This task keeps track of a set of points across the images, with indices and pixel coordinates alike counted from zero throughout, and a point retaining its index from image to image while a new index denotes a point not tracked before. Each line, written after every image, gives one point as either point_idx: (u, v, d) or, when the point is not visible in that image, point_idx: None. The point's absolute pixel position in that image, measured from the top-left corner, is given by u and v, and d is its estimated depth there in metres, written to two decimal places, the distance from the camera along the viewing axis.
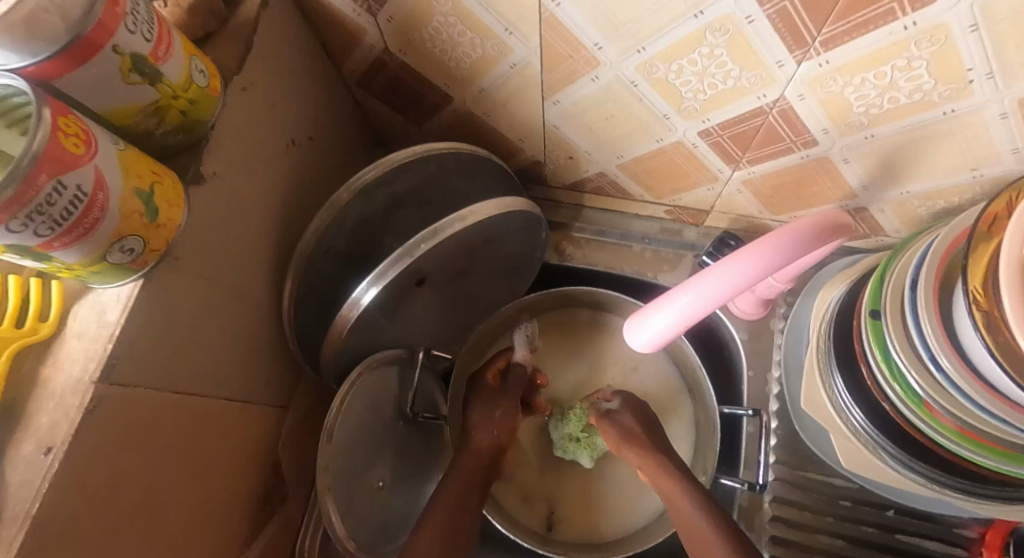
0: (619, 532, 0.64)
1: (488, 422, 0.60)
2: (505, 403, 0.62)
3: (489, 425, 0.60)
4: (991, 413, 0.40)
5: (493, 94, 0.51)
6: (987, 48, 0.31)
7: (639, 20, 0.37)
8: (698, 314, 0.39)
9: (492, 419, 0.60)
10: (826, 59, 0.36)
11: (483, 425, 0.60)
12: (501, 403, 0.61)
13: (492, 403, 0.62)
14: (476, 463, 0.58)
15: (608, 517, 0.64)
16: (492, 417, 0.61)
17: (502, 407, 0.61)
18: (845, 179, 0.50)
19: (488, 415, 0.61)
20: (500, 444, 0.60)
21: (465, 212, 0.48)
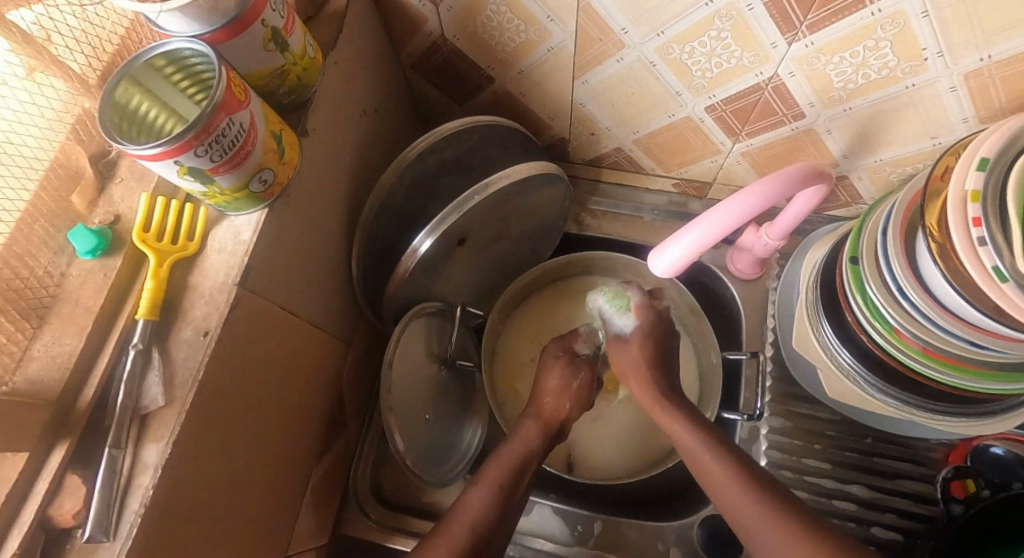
0: (634, 466, 0.71)
1: (563, 390, 0.61)
2: (586, 373, 0.62)
3: (565, 392, 0.61)
4: (951, 335, 0.47)
5: (531, 75, 0.61)
6: (935, 30, 0.40)
7: (659, 8, 0.46)
8: (708, 242, 0.48)
9: (569, 389, 0.61)
10: (811, 41, 0.45)
11: (559, 389, 0.61)
12: (582, 375, 0.62)
13: (573, 370, 0.62)
14: (544, 428, 0.59)
15: (624, 453, 0.72)
16: (566, 386, 0.61)
17: (581, 379, 0.62)
18: (829, 149, 0.59)
19: (566, 384, 0.61)
20: (569, 415, 0.61)
21: (509, 171, 0.56)
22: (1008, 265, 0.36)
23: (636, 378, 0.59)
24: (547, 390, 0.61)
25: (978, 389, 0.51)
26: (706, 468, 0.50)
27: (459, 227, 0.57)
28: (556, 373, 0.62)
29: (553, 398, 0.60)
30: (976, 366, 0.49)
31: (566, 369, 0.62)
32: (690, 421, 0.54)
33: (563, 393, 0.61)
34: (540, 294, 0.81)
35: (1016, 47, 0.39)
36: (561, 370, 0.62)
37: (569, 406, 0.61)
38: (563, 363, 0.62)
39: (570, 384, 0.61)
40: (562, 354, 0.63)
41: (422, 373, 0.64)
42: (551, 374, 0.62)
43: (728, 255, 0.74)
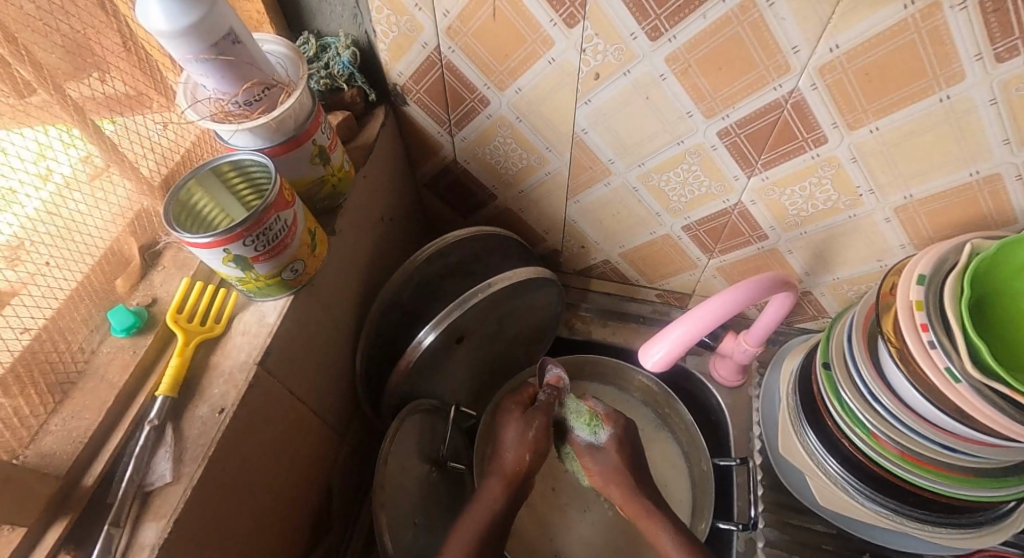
0: None
1: (521, 442, 0.60)
2: (541, 420, 0.61)
3: (524, 445, 0.60)
4: (926, 438, 0.49)
5: (529, 195, 0.69)
6: (865, 172, 0.50)
7: (640, 144, 0.56)
8: (690, 340, 0.52)
9: (527, 438, 0.60)
10: (766, 175, 0.54)
11: (517, 441, 0.60)
12: (536, 423, 0.60)
13: (527, 420, 0.61)
14: (507, 485, 0.58)
15: None
16: (517, 436, 0.60)
17: (537, 426, 0.60)
18: (793, 267, 0.66)
19: (522, 434, 0.60)
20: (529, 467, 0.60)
21: (513, 272, 0.61)
22: (957, 366, 0.42)
23: (617, 485, 0.59)
24: (506, 444, 0.61)
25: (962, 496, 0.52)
26: None
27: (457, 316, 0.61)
28: (512, 426, 0.61)
29: (509, 452, 0.60)
30: (953, 470, 0.51)
31: (520, 420, 0.61)
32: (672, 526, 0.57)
33: (517, 440, 0.60)
34: None
35: (932, 188, 0.49)
36: (513, 425, 0.61)
37: (529, 458, 0.59)
38: (517, 414, 0.62)
39: (526, 434, 0.60)
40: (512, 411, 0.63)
41: (413, 471, 0.63)
42: (507, 431, 0.61)
43: (710, 361, 0.78)
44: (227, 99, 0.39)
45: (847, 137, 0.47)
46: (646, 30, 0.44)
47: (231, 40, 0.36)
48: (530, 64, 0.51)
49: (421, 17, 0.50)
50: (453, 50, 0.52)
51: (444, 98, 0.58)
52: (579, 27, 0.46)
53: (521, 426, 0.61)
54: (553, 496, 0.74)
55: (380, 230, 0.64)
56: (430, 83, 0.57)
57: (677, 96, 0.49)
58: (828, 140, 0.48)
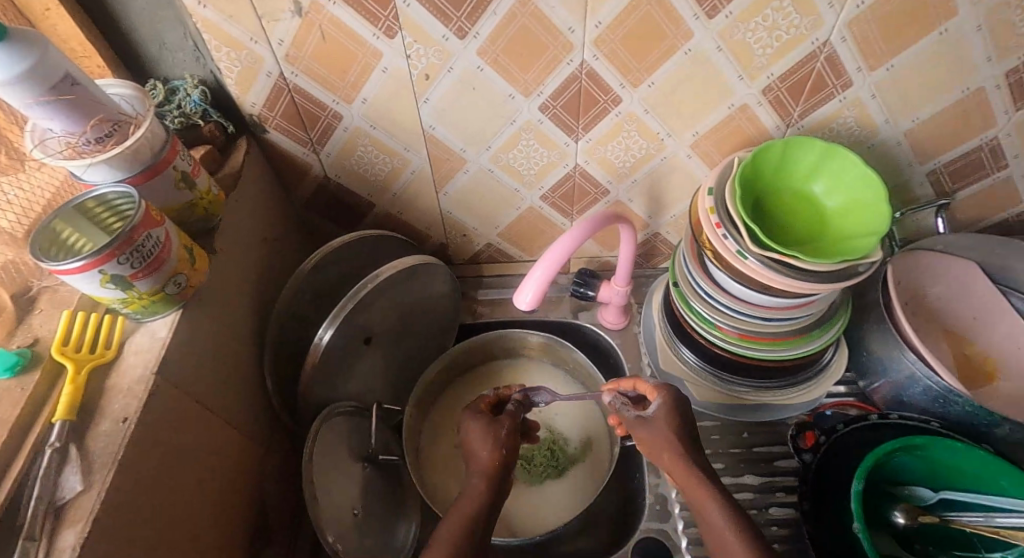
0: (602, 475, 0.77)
1: (492, 440, 0.59)
2: (507, 422, 0.62)
3: (497, 442, 0.59)
4: (750, 315, 0.62)
5: (402, 197, 0.75)
6: (658, 120, 0.63)
7: (481, 130, 0.65)
8: (552, 274, 0.57)
9: (493, 437, 0.60)
10: (588, 137, 0.66)
11: (490, 441, 0.60)
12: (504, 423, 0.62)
13: (494, 422, 0.62)
14: (490, 479, 0.56)
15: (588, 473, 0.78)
16: (482, 436, 0.60)
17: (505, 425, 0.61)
18: (637, 213, 0.78)
19: (493, 434, 0.60)
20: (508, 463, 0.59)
21: (397, 262, 0.68)
22: (744, 247, 0.54)
23: (669, 453, 0.54)
24: (477, 449, 0.60)
25: (790, 356, 0.66)
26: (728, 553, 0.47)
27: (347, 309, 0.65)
28: (478, 432, 0.61)
29: (483, 450, 0.59)
30: (778, 337, 0.64)
31: (486, 425, 0.61)
32: (723, 500, 0.50)
33: (491, 438, 0.60)
34: (456, 382, 0.89)
35: (709, 124, 0.64)
36: (483, 426, 0.61)
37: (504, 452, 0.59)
38: (483, 420, 0.62)
39: (498, 433, 0.60)
40: (480, 416, 0.63)
41: (346, 468, 0.67)
42: (474, 436, 0.61)
43: (597, 312, 0.88)
44: (77, 138, 0.43)
45: (635, 94, 0.60)
46: (453, 31, 0.53)
47: (69, 83, 0.40)
48: (367, 76, 0.58)
49: (258, 49, 0.55)
50: (297, 75, 0.58)
51: (300, 121, 0.63)
52: (398, 36, 0.54)
53: (489, 425, 0.61)
54: None
55: (264, 251, 0.67)
56: (283, 108, 0.62)
57: (498, 82, 0.59)
58: (622, 99, 0.61)
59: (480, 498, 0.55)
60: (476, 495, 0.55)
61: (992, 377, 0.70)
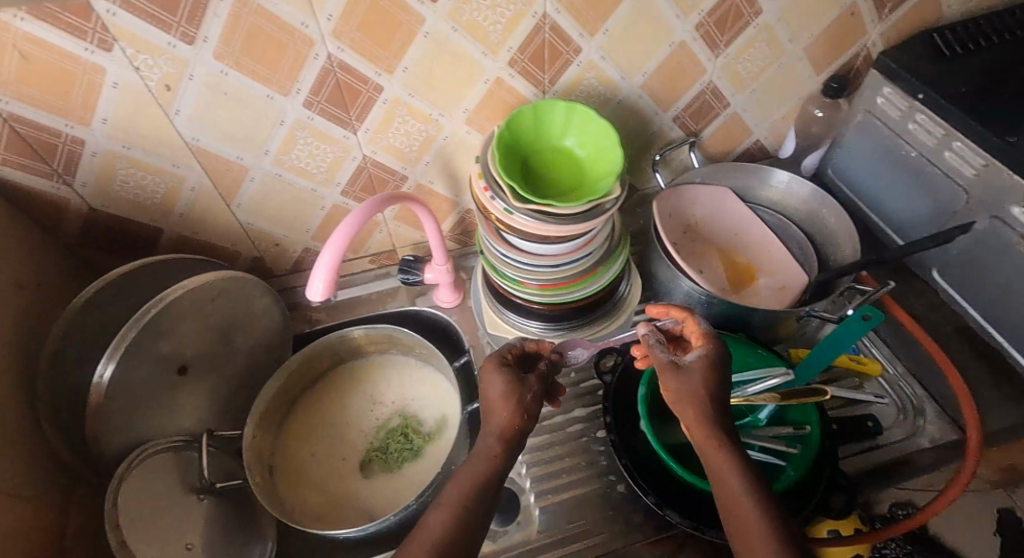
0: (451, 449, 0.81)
1: (519, 403, 0.55)
2: (534, 386, 0.58)
3: (519, 406, 0.55)
4: (541, 265, 0.69)
5: (190, 217, 0.71)
6: (425, 101, 0.67)
7: (251, 134, 0.64)
8: (337, 258, 0.58)
9: (511, 405, 0.55)
10: (366, 127, 0.68)
11: (516, 402, 0.55)
12: (530, 386, 0.57)
13: (523, 384, 0.57)
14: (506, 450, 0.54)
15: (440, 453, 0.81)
16: (499, 395, 0.56)
17: (532, 389, 0.57)
18: (441, 193, 0.81)
19: (519, 397, 0.56)
20: (523, 430, 0.55)
21: (188, 281, 0.65)
22: (508, 203, 0.60)
23: (693, 404, 0.51)
24: (495, 399, 0.56)
25: (586, 294, 0.74)
26: (744, 522, 0.46)
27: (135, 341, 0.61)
28: (499, 380, 0.57)
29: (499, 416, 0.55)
30: (571, 279, 0.72)
31: (511, 386, 0.56)
32: (740, 463, 0.49)
33: (514, 399, 0.56)
34: (308, 393, 0.89)
35: (474, 99, 0.69)
36: (507, 379, 0.57)
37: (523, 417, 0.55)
38: (510, 376, 0.57)
39: (523, 397, 0.56)
40: (505, 368, 0.58)
41: (175, 508, 0.63)
42: (495, 385, 0.57)
43: (433, 294, 0.91)
44: None
45: (393, 80, 0.63)
46: (178, 37, 0.52)
47: None
48: (97, 93, 0.54)
49: None
50: (9, 102, 0.53)
51: (33, 151, 0.58)
52: (116, 47, 0.51)
53: (513, 389, 0.56)
54: (348, 465, 0.83)
55: (22, 298, 0.61)
56: (6, 139, 0.56)
57: (250, 85, 0.58)
58: (382, 86, 0.64)
59: (488, 465, 0.53)
60: (491, 458, 0.53)
61: (752, 278, 0.84)
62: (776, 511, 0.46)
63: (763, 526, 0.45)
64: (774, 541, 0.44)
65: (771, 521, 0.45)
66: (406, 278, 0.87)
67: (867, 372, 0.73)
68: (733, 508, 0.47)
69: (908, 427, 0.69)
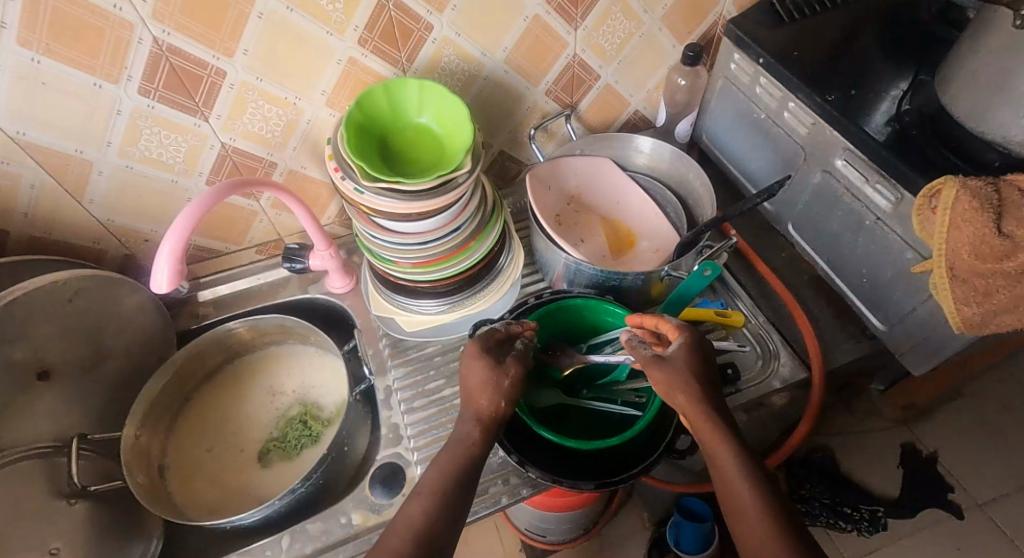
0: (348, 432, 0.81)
1: (494, 388, 0.57)
2: (514, 369, 0.59)
3: (498, 393, 0.57)
4: (409, 245, 0.69)
5: (38, 216, 0.68)
6: (276, 84, 0.66)
7: (87, 126, 0.61)
8: (180, 247, 0.57)
9: (497, 386, 0.57)
10: (217, 114, 0.66)
11: (491, 388, 0.57)
12: (511, 370, 0.58)
13: (503, 367, 0.58)
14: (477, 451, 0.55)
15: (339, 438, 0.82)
16: (483, 379, 0.57)
17: (512, 374, 0.58)
18: (317, 178, 0.81)
19: (495, 379, 0.57)
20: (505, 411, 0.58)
21: (31, 281, 0.62)
22: (359, 183, 0.60)
23: (683, 393, 0.53)
24: (474, 387, 0.58)
25: (462, 269, 0.75)
26: (743, 509, 0.48)
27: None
28: (479, 366, 0.58)
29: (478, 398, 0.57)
30: (444, 256, 0.72)
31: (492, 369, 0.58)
32: (740, 452, 0.51)
33: (493, 387, 0.57)
34: (200, 391, 0.87)
35: (329, 80, 0.68)
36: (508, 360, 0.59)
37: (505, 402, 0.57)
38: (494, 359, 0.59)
39: (501, 382, 0.57)
40: (485, 353, 0.59)
41: (37, 516, 0.61)
42: (474, 367, 0.58)
43: (325, 281, 0.90)
44: None
45: (235, 64, 0.62)
46: None
47: None
48: None
49: None
50: None
51: None
52: None
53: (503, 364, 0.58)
54: (243, 458, 0.82)
55: None
56: None
57: (71, 74, 0.56)
58: (224, 70, 0.62)
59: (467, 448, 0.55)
60: (467, 445, 0.56)
61: (631, 245, 0.87)
62: (776, 496, 0.49)
63: (763, 515, 0.47)
64: (773, 529, 0.46)
65: (768, 506, 0.48)
66: (292, 267, 0.86)
67: (732, 324, 0.77)
68: (735, 497, 0.49)
69: (762, 371, 0.74)
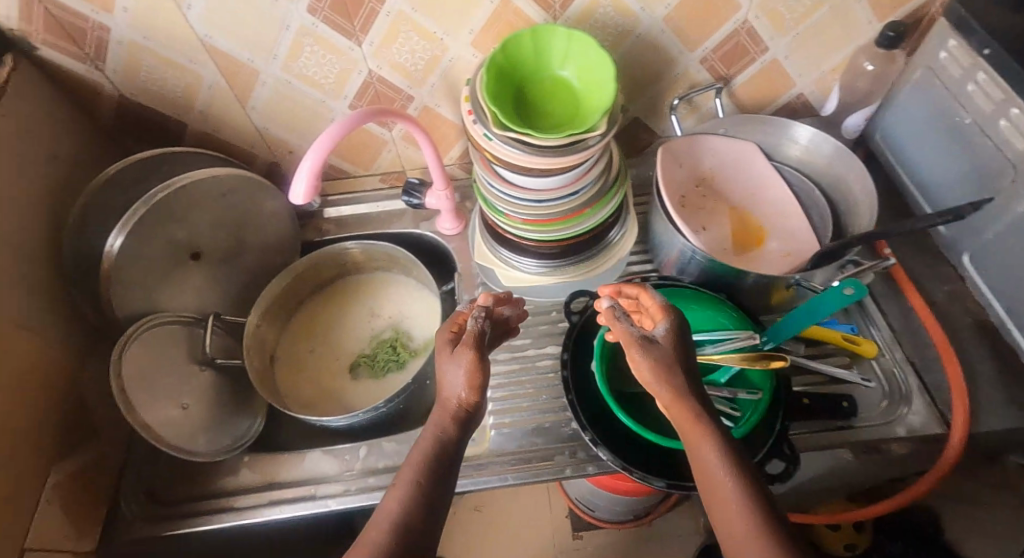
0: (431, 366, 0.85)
1: (464, 377, 0.51)
2: (469, 351, 0.52)
3: (469, 382, 0.51)
4: (523, 201, 0.68)
5: (210, 114, 0.76)
6: (428, 17, 0.66)
7: (260, 38, 0.66)
8: (318, 163, 0.60)
9: (462, 377, 0.51)
10: (370, 40, 0.68)
11: (455, 379, 0.51)
12: (467, 353, 0.52)
13: (457, 356, 0.52)
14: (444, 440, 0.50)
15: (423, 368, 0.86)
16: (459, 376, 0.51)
17: (471, 361, 0.51)
18: (448, 118, 0.82)
19: (461, 370, 0.51)
20: (476, 404, 0.52)
21: (194, 173, 0.70)
22: (489, 129, 0.59)
23: (666, 381, 0.48)
24: (445, 378, 0.52)
25: (571, 235, 0.73)
26: (721, 499, 0.44)
27: (147, 222, 0.67)
28: (448, 361, 0.53)
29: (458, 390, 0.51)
30: (556, 218, 0.70)
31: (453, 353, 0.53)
32: (721, 442, 0.46)
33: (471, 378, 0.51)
34: (310, 299, 0.95)
35: (480, 19, 0.67)
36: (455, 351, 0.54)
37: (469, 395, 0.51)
38: (448, 352, 0.54)
39: (462, 372, 0.51)
40: (450, 346, 0.54)
41: (179, 375, 0.71)
42: (445, 369, 0.53)
43: (436, 220, 0.92)
44: None
45: None
46: None
47: None
48: None
49: None
50: None
51: (66, 34, 0.63)
52: None
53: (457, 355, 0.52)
54: (338, 368, 0.89)
55: (63, 169, 0.68)
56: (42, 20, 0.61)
57: None
58: None
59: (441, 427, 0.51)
60: (442, 428, 0.51)
61: (760, 243, 0.80)
62: (766, 497, 0.43)
63: (744, 509, 0.42)
64: (763, 526, 0.41)
65: (753, 501, 0.43)
66: (410, 201, 0.89)
67: (861, 354, 0.69)
68: (713, 486, 0.45)
69: (886, 415, 0.66)
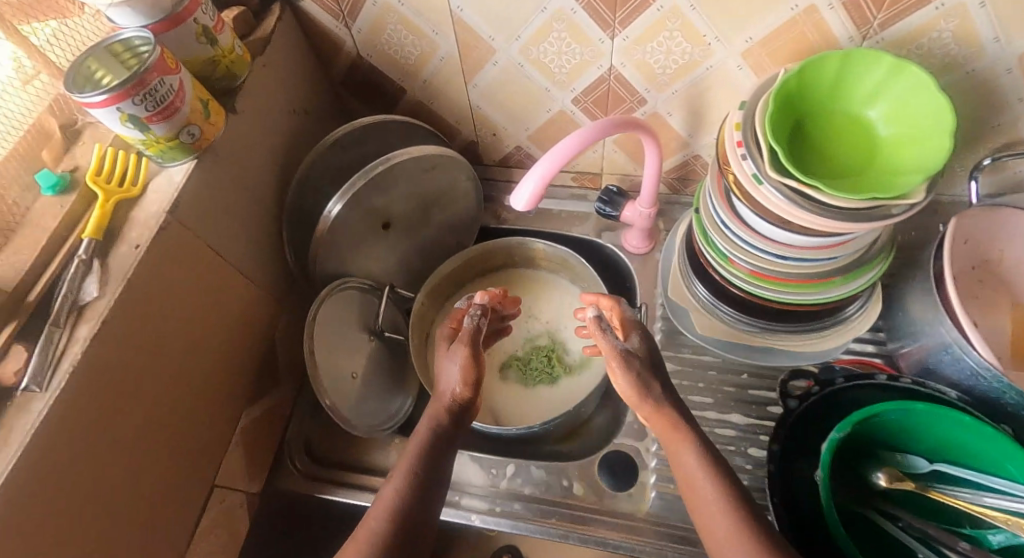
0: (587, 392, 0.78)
1: (460, 373, 0.51)
2: (463, 349, 0.52)
3: (464, 381, 0.51)
4: (763, 250, 0.57)
5: (433, 84, 0.74)
6: (705, 18, 0.56)
7: (510, 17, 0.61)
8: (553, 172, 0.54)
9: (456, 371, 0.51)
10: (626, 35, 0.60)
11: (451, 379, 0.52)
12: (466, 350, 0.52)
13: (453, 354, 0.53)
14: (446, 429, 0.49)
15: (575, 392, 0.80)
16: (453, 371, 0.51)
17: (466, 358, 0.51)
18: (676, 129, 0.72)
19: (453, 370, 0.52)
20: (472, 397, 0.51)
21: (412, 149, 0.69)
22: (761, 170, 0.48)
23: (646, 398, 0.48)
24: (443, 375, 0.53)
25: (803, 301, 0.60)
26: (697, 498, 0.44)
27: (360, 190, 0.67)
28: (444, 363, 0.53)
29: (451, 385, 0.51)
30: (793, 278, 0.58)
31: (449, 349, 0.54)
32: (700, 449, 0.46)
33: (466, 374, 0.51)
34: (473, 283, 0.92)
35: (768, 26, 0.55)
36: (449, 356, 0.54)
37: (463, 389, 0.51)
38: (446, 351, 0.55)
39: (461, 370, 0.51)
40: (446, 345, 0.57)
41: (353, 341, 0.72)
42: (444, 367, 0.53)
43: (622, 233, 0.84)
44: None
45: None
46: None
47: None
48: None
49: None
50: None
51: None
52: None
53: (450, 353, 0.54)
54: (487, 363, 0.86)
55: (297, 120, 0.71)
56: None
57: None
58: None
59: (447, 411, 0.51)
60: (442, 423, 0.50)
61: None
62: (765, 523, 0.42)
63: (730, 516, 0.42)
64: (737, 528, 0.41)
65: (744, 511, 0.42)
66: (602, 209, 0.81)
67: None
68: (695, 491, 0.44)
69: None
